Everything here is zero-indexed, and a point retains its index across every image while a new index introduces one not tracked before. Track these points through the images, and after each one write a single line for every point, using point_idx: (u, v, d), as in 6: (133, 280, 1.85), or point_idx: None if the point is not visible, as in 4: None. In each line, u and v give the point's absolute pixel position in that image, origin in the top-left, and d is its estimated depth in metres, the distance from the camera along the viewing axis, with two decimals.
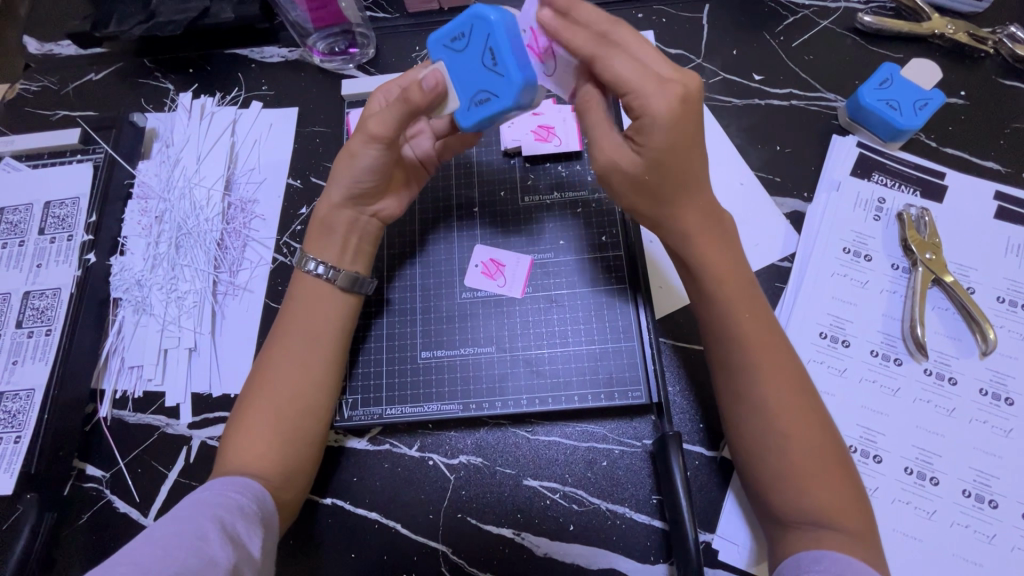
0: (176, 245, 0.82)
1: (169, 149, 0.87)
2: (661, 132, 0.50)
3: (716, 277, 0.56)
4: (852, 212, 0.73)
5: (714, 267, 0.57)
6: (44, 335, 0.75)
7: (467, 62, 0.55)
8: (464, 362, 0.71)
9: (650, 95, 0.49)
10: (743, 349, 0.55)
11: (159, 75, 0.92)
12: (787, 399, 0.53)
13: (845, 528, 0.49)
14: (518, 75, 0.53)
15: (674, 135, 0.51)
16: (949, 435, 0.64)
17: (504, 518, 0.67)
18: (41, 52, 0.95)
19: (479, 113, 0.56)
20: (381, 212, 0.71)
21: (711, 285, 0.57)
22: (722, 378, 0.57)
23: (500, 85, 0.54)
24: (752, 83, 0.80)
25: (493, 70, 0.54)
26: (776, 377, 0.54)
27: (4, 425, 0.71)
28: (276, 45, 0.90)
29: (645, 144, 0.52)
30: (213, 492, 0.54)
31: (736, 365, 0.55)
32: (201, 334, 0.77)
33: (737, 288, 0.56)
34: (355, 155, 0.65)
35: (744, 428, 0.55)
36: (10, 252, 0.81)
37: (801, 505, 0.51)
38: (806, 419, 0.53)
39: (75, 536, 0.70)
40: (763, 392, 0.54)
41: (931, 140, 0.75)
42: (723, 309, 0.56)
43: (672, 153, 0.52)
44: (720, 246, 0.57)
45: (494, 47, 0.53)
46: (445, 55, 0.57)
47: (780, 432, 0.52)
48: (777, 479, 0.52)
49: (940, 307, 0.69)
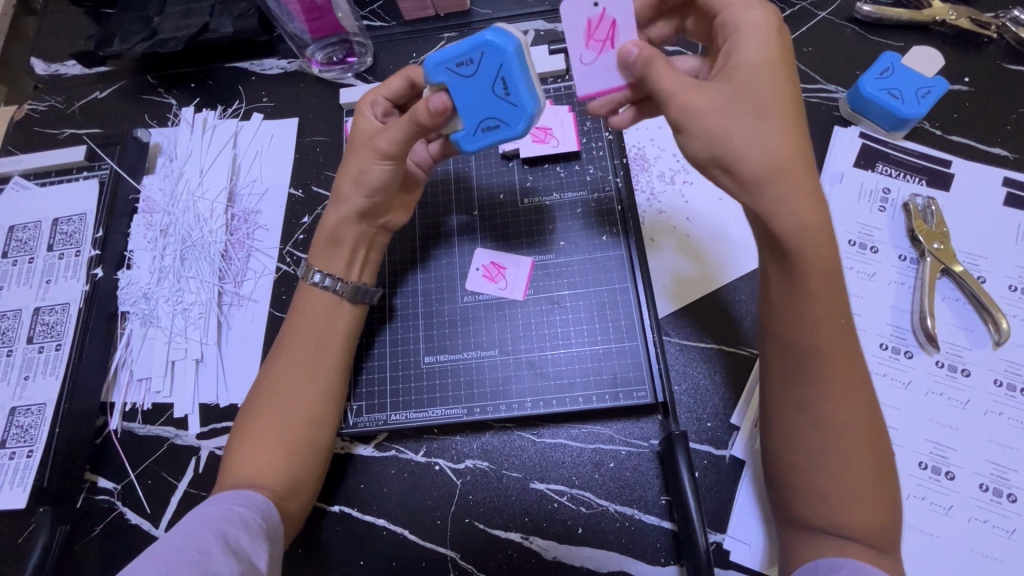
0: (182, 257, 0.83)
1: (173, 163, 0.88)
2: (759, 41, 0.51)
3: (814, 265, 0.49)
4: (857, 203, 0.72)
5: (817, 248, 0.49)
6: (55, 349, 0.76)
7: (475, 88, 0.58)
8: (468, 366, 0.71)
9: (745, 14, 0.53)
10: (815, 353, 0.50)
11: (162, 91, 0.93)
12: (852, 407, 0.50)
13: (872, 541, 0.48)
14: (528, 105, 0.58)
15: (765, 62, 0.51)
16: (964, 428, 0.63)
17: (511, 522, 0.66)
18: (48, 73, 0.97)
19: (487, 137, 0.61)
20: (392, 225, 0.72)
21: (802, 279, 0.50)
22: (782, 384, 0.53)
23: (511, 113, 0.58)
24: None
25: (504, 98, 0.58)
26: (841, 384, 0.50)
27: (17, 440, 0.73)
28: (275, 57, 0.91)
29: (743, 59, 0.51)
30: (219, 507, 0.54)
31: (804, 371, 0.51)
32: (208, 345, 0.78)
33: (831, 285, 0.50)
34: (363, 172, 0.65)
35: (795, 436, 0.52)
36: (20, 270, 0.82)
37: (836, 518, 0.49)
38: (865, 428, 0.50)
39: (88, 548, 0.71)
40: (825, 401, 0.50)
41: (935, 128, 0.74)
42: (812, 310, 0.50)
43: (768, 69, 0.51)
44: (823, 234, 0.49)
45: (506, 77, 0.57)
46: (450, 78, 0.58)
47: (833, 441, 0.50)
48: (812, 490, 0.50)
49: (950, 298, 0.67)
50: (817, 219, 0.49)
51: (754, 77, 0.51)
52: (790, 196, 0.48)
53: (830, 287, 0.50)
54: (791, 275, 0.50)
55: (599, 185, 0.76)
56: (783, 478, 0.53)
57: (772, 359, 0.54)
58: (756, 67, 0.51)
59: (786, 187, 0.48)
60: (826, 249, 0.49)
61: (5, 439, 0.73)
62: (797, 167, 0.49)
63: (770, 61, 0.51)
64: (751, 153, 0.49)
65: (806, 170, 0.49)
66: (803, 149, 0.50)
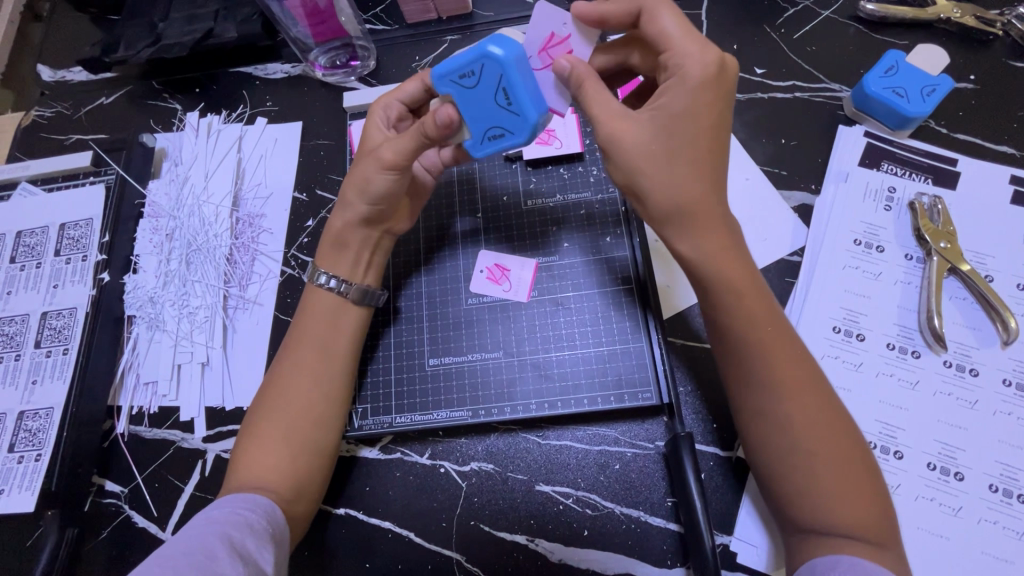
0: (187, 261, 0.83)
1: (178, 167, 0.88)
2: (688, 91, 0.51)
3: (724, 285, 0.53)
4: (862, 203, 0.72)
5: (723, 268, 0.53)
6: (63, 353, 0.76)
7: (478, 99, 0.57)
8: (472, 369, 0.71)
9: (683, 57, 0.52)
10: (759, 360, 0.52)
11: (167, 96, 0.94)
12: (808, 409, 0.51)
13: (867, 537, 0.48)
14: (531, 115, 0.57)
15: (698, 101, 0.52)
16: (973, 428, 0.62)
17: (517, 525, 0.66)
18: (55, 80, 0.98)
19: (493, 146, 0.60)
20: (398, 230, 0.72)
21: (718, 296, 0.53)
22: (737, 392, 0.54)
23: (515, 123, 0.57)
24: (754, 77, 0.79)
25: (506, 108, 0.57)
26: (794, 386, 0.51)
27: (26, 444, 0.72)
28: (279, 62, 0.92)
29: (671, 104, 0.52)
30: (222, 510, 0.54)
31: (753, 377, 0.52)
32: (213, 348, 0.78)
33: (752, 300, 0.53)
34: (368, 180, 0.66)
35: (764, 441, 0.52)
36: (28, 274, 0.83)
37: (826, 517, 0.48)
38: (829, 427, 0.50)
39: (96, 551, 0.71)
40: (782, 403, 0.51)
41: (941, 127, 0.74)
42: (735, 323, 0.53)
43: (698, 114, 0.52)
44: (729, 255, 0.53)
45: (508, 87, 0.55)
46: (454, 90, 0.57)
47: (801, 442, 0.50)
48: (796, 490, 0.50)
49: (957, 297, 0.67)
50: (721, 244, 0.53)
51: (676, 123, 0.52)
52: (695, 229, 0.53)
53: (743, 303, 0.53)
54: (705, 297, 0.55)
55: (602, 186, 0.76)
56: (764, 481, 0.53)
57: (723, 370, 0.55)
58: (683, 112, 0.52)
59: (692, 220, 0.53)
60: (731, 270, 0.53)
61: (12, 442, 0.73)
62: (702, 204, 0.52)
63: (693, 109, 0.52)
64: (662, 189, 0.53)
65: (714, 211, 0.53)
66: (713, 188, 0.53)
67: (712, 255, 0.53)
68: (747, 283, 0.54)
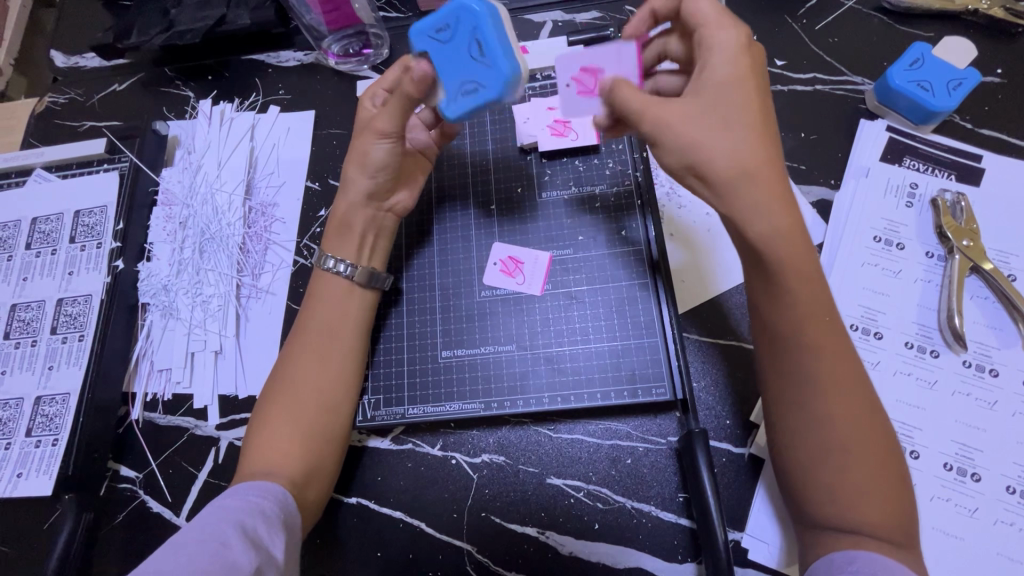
0: (200, 250, 0.83)
1: (191, 155, 0.88)
2: (727, 64, 0.52)
3: (789, 266, 0.50)
4: (883, 199, 0.70)
5: (784, 240, 0.50)
6: (78, 340, 0.77)
7: (453, 53, 0.55)
8: (485, 361, 0.71)
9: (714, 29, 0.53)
10: (804, 351, 0.51)
11: (180, 84, 0.93)
12: (847, 404, 0.50)
13: (889, 537, 0.47)
14: (506, 68, 0.54)
15: (741, 68, 0.52)
16: (991, 429, 0.62)
17: (528, 517, 0.66)
18: (68, 65, 0.97)
19: (467, 102, 0.56)
20: (396, 207, 0.72)
21: (777, 280, 0.51)
22: (778, 384, 0.53)
23: (488, 76, 0.54)
24: (773, 69, 0.77)
25: (480, 62, 0.54)
26: (840, 382, 0.50)
27: (43, 428, 0.74)
28: (292, 49, 0.91)
29: (713, 76, 0.52)
30: (237, 498, 0.54)
31: (801, 370, 0.51)
32: (226, 337, 0.79)
33: (812, 286, 0.51)
34: (367, 153, 0.66)
35: (794, 436, 0.52)
36: (44, 261, 0.84)
37: (846, 516, 0.48)
38: (864, 422, 0.50)
39: (112, 534, 0.72)
40: (822, 397, 0.50)
41: (966, 121, 0.72)
42: (788, 315, 0.51)
43: (741, 84, 0.52)
44: (797, 239, 0.50)
45: (481, 40, 0.53)
46: (430, 46, 0.55)
47: (835, 438, 0.49)
48: (819, 485, 0.50)
49: (978, 296, 0.66)
50: (788, 222, 0.49)
51: (724, 92, 0.52)
52: (760, 202, 0.49)
53: (797, 295, 0.51)
54: (766, 287, 0.52)
55: (618, 178, 0.75)
56: (786, 476, 0.53)
57: (767, 362, 0.54)
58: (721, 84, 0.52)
59: (757, 189, 0.49)
60: (796, 254, 0.50)
61: (31, 427, 0.74)
62: (762, 175, 0.49)
63: (736, 78, 0.52)
64: (721, 162, 0.50)
65: (779, 184, 0.50)
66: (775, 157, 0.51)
67: (776, 240, 0.50)
68: (811, 267, 0.51)
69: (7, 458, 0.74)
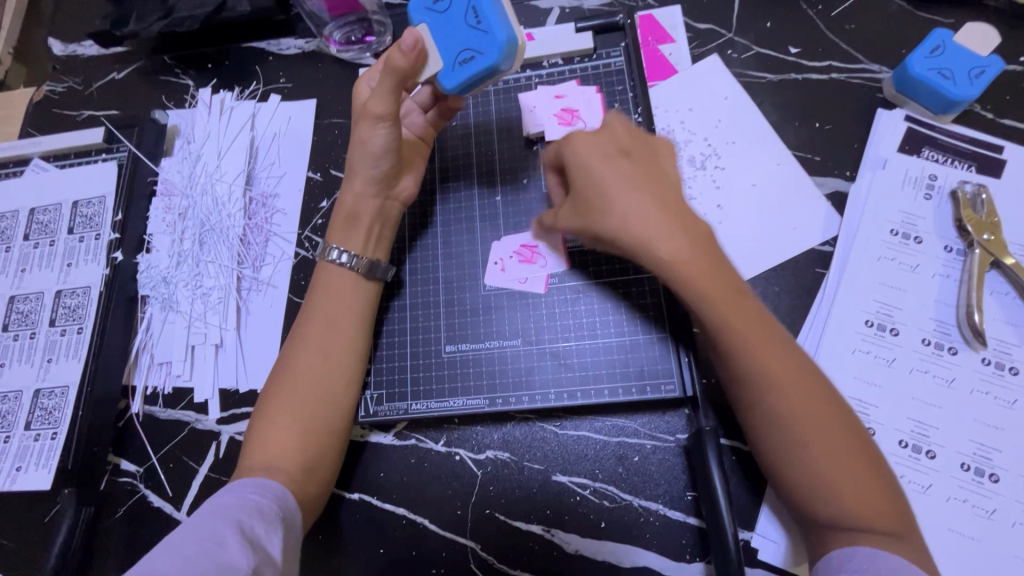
0: (200, 241, 0.82)
1: (191, 145, 0.87)
2: (585, 153, 0.57)
3: (697, 287, 0.52)
4: (901, 191, 0.68)
5: (683, 267, 0.52)
6: (77, 333, 0.76)
7: (450, 21, 0.59)
8: (490, 357, 0.69)
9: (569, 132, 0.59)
10: (742, 357, 0.51)
11: (179, 72, 0.91)
12: (801, 402, 0.49)
13: (880, 528, 0.46)
14: (502, 32, 0.56)
15: (591, 156, 0.57)
16: (1010, 429, 0.60)
17: (532, 514, 0.65)
18: (66, 53, 0.96)
19: (464, 69, 0.59)
20: (401, 195, 0.70)
21: (691, 297, 0.52)
22: (733, 388, 0.53)
23: (484, 41, 0.57)
24: (788, 57, 0.75)
25: (476, 27, 0.57)
26: (785, 379, 0.49)
27: (42, 422, 0.73)
28: (293, 36, 0.89)
29: (580, 171, 0.57)
30: (234, 496, 0.53)
31: (741, 375, 0.51)
32: (226, 330, 0.78)
33: (725, 300, 0.51)
34: (366, 142, 0.64)
35: (765, 436, 0.51)
36: (42, 252, 0.82)
37: (835, 511, 0.47)
38: (817, 414, 0.49)
39: (113, 529, 0.71)
40: (773, 399, 0.49)
41: (987, 111, 0.70)
42: (716, 319, 0.51)
43: (600, 164, 0.56)
44: (698, 259, 0.52)
45: (477, 7, 0.57)
46: (429, 18, 0.60)
47: (800, 435, 0.49)
48: (796, 482, 0.49)
49: (999, 292, 0.64)
50: (683, 248, 0.52)
51: (597, 176, 0.56)
52: (651, 243, 0.53)
53: (719, 307, 0.51)
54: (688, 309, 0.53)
55: None
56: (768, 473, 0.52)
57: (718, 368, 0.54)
58: (596, 171, 0.56)
59: (644, 237, 0.53)
60: (705, 272, 0.52)
61: (30, 420, 0.74)
62: (650, 224, 0.53)
63: (593, 164, 0.56)
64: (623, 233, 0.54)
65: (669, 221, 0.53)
66: (648, 198, 0.54)
67: (686, 262, 0.52)
68: (717, 281, 0.52)
69: (6, 452, 0.73)
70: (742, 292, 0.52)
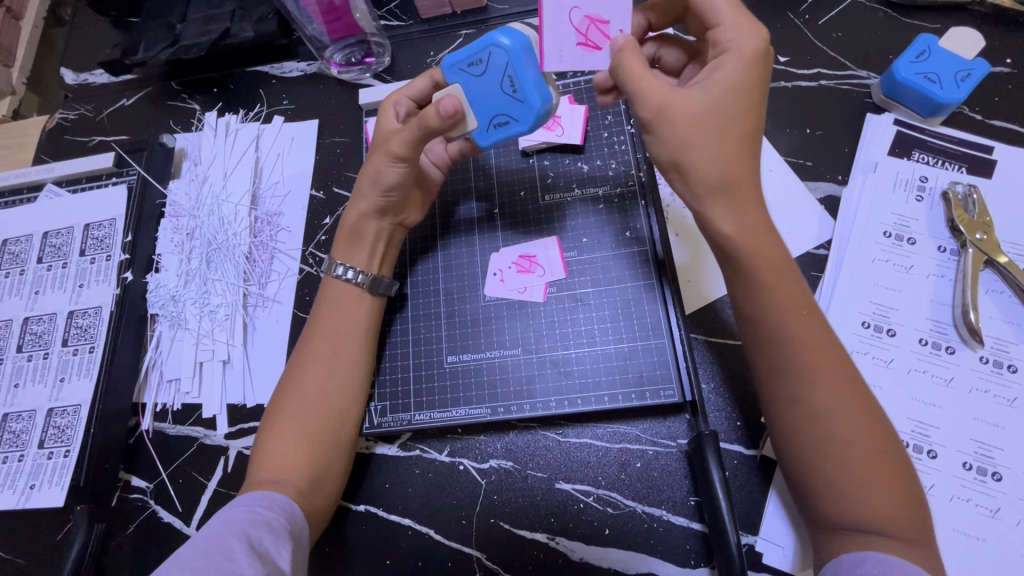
0: (207, 260, 0.84)
1: (198, 167, 0.89)
2: (738, 65, 0.52)
3: (756, 269, 0.51)
4: (893, 193, 0.69)
5: (749, 240, 0.51)
6: (89, 352, 0.78)
7: (485, 88, 0.60)
8: (491, 366, 0.70)
9: (738, 32, 0.53)
10: (793, 346, 0.50)
11: (186, 97, 0.95)
12: (846, 400, 0.49)
13: (898, 532, 0.46)
14: (536, 103, 0.59)
15: (752, 70, 0.52)
16: (1011, 426, 0.60)
17: (538, 523, 0.66)
18: (78, 82, 0.99)
19: (498, 133, 0.62)
20: (407, 221, 0.72)
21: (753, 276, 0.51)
22: (767, 381, 0.52)
23: (519, 110, 0.60)
24: (777, 66, 0.77)
25: (511, 96, 0.60)
26: (829, 377, 0.50)
27: (55, 440, 0.75)
28: (296, 60, 0.92)
29: (724, 77, 0.52)
30: (242, 508, 0.55)
31: (785, 366, 0.51)
32: (233, 346, 0.79)
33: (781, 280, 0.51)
34: (374, 165, 0.67)
35: (795, 430, 0.51)
36: (55, 274, 0.85)
37: (855, 515, 0.47)
38: (860, 413, 0.49)
39: (124, 545, 0.72)
40: (817, 395, 0.49)
41: (975, 113, 0.71)
42: (773, 302, 0.51)
43: (746, 88, 0.52)
44: (765, 237, 0.51)
45: (513, 75, 0.58)
46: (463, 78, 0.61)
47: (836, 434, 0.48)
48: (825, 484, 0.49)
49: (993, 290, 0.64)
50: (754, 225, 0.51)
51: (738, 92, 0.52)
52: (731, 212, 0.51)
53: (775, 291, 0.51)
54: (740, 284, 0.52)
55: (622, 178, 0.74)
56: (791, 473, 0.52)
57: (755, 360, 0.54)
58: (715, 104, 0.51)
59: (732, 196, 0.51)
60: (770, 252, 0.51)
61: (43, 439, 0.75)
62: (743, 179, 0.51)
63: (745, 80, 0.52)
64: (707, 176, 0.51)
65: (756, 183, 0.52)
66: (751, 161, 0.52)
67: (751, 240, 0.51)
68: (777, 265, 0.52)
69: (20, 471, 0.74)
70: (796, 277, 0.52)
